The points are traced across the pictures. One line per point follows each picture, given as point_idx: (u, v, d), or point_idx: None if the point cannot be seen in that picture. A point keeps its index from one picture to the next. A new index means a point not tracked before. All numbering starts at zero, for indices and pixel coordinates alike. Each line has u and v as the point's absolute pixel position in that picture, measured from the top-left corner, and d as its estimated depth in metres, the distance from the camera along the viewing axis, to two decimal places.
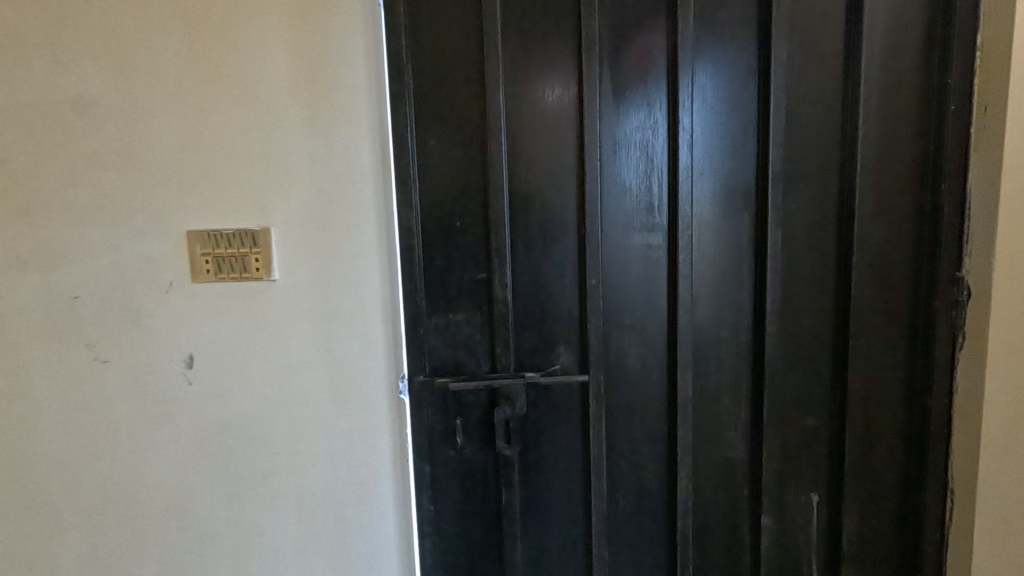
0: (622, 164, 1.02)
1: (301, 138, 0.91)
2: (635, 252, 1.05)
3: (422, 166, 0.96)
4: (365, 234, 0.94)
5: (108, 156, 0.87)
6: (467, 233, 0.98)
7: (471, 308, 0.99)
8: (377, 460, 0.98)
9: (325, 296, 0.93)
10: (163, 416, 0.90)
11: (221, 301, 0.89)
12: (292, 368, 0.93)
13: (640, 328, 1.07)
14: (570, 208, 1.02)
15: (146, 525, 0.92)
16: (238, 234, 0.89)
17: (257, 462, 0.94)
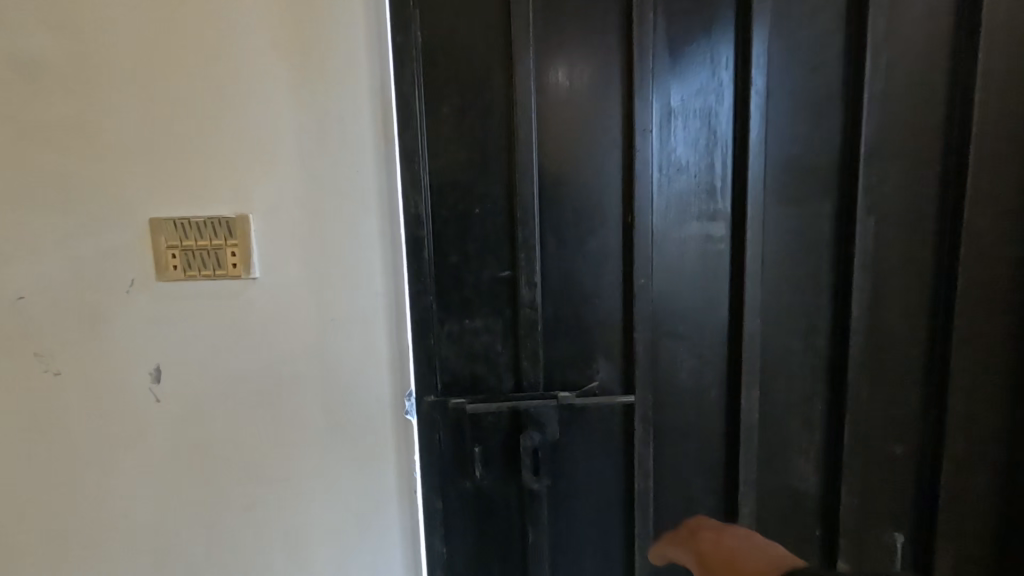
0: (679, 139, 0.84)
1: (285, 102, 0.74)
2: (692, 245, 0.87)
3: (435, 141, 0.78)
4: (366, 222, 0.77)
5: (49, 124, 0.71)
6: (489, 224, 0.81)
7: (491, 314, 0.82)
8: (378, 495, 0.81)
9: (316, 297, 0.77)
10: (126, 440, 0.75)
11: (193, 302, 0.74)
12: (279, 382, 0.78)
13: (696, 337, 0.88)
14: (615, 191, 0.84)
15: (111, 563, 0.78)
16: (210, 222, 0.74)
17: (240, 491, 0.79)
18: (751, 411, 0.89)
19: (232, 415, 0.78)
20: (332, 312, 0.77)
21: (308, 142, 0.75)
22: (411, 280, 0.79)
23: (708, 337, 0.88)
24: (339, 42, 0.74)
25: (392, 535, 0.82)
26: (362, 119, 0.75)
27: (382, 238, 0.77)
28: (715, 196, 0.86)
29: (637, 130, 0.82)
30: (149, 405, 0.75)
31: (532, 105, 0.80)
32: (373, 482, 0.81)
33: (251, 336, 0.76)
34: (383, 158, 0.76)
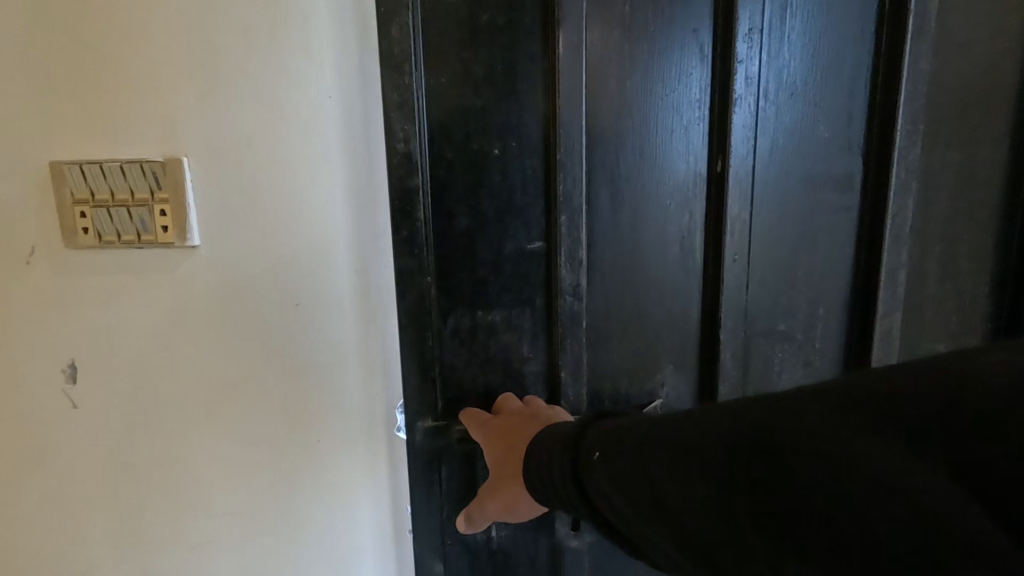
0: (793, 57, 0.60)
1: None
2: (803, 205, 0.64)
3: (438, 55, 0.54)
4: (342, 172, 0.55)
5: None
6: (515, 179, 0.58)
7: (516, 303, 0.60)
8: (363, 536, 0.62)
9: (274, 275, 0.56)
10: (41, 461, 0.58)
11: (114, 278, 0.55)
12: (227, 389, 0.58)
13: (800, 335, 0.68)
14: (696, 132, 0.60)
15: None
16: (128, 168, 0.52)
17: (176, 528, 0.60)
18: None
19: (168, 433, 0.58)
20: (297, 297, 0.56)
21: (258, 54, 0.52)
22: (402, 254, 0.55)
23: (817, 333, 0.68)
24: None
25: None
26: (336, 23, 0.52)
27: (365, 193, 0.55)
28: (844, 135, 0.63)
29: (740, 36, 0.57)
30: (66, 415, 0.57)
31: (582, 2, 0.54)
32: (358, 521, 0.61)
33: (190, 328, 0.56)
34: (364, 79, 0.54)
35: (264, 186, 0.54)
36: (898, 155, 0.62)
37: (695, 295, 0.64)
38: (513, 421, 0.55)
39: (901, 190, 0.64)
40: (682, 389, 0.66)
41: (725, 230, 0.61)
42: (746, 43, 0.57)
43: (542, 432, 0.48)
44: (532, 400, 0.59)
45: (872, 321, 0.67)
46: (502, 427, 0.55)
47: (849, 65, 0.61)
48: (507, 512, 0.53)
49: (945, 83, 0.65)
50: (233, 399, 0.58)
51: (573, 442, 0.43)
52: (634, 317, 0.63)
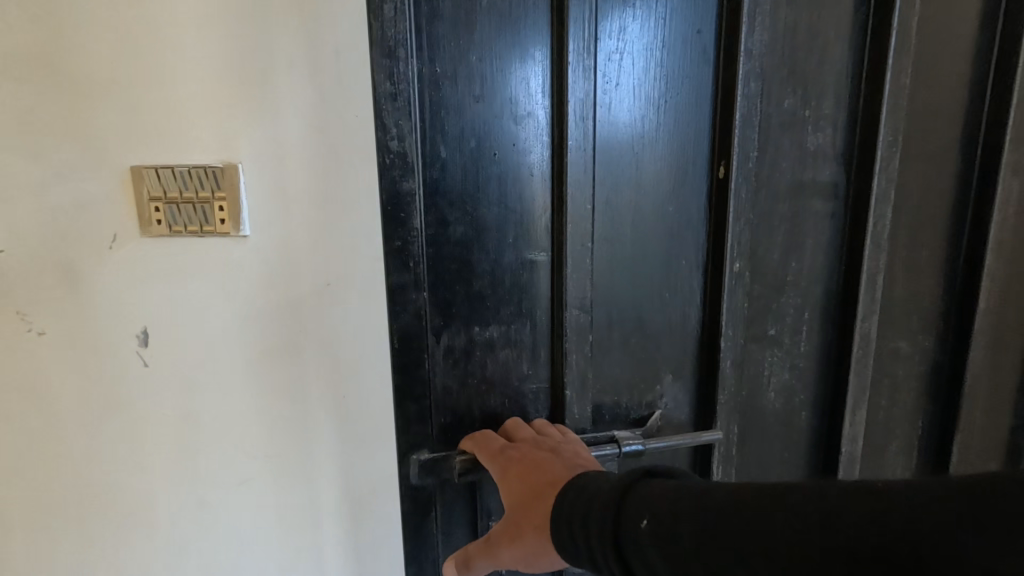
0: (778, 83, 0.70)
1: (279, 36, 0.62)
2: (789, 213, 0.74)
3: (450, 68, 0.60)
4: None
5: (21, 59, 0.61)
6: (511, 186, 0.65)
7: (515, 307, 0.69)
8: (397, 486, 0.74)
9: (323, 260, 0.68)
10: (119, 412, 0.70)
11: (180, 261, 0.67)
12: (286, 356, 0.70)
13: (787, 339, 0.78)
14: (693, 145, 0.69)
15: (102, 537, 0.73)
16: (195, 171, 0.64)
17: (227, 468, 0.72)
18: (855, 428, 0.81)
19: (229, 391, 0.70)
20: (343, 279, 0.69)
21: (319, 79, 0.64)
22: (397, 269, 0.62)
23: (802, 336, 0.79)
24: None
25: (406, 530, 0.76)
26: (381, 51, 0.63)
27: (391, 195, 0.60)
28: (829, 143, 0.73)
29: (742, 58, 0.66)
30: (142, 373, 0.69)
31: (590, 24, 0.62)
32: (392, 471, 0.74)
33: (260, 309, 0.68)
34: (391, 82, 0.58)
35: (330, 188, 0.67)
36: (877, 168, 0.72)
37: (692, 298, 0.74)
38: (535, 458, 0.57)
39: (880, 200, 0.73)
40: (681, 398, 0.77)
41: (726, 248, 0.71)
42: (746, 66, 0.66)
43: (579, 481, 0.47)
44: (546, 430, 0.66)
45: (853, 324, 0.77)
46: (521, 462, 0.57)
47: (829, 85, 0.72)
48: (522, 562, 0.52)
49: (921, 108, 0.73)
50: (286, 363, 0.70)
51: (615, 504, 0.41)
52: (635, 320, 0.73)
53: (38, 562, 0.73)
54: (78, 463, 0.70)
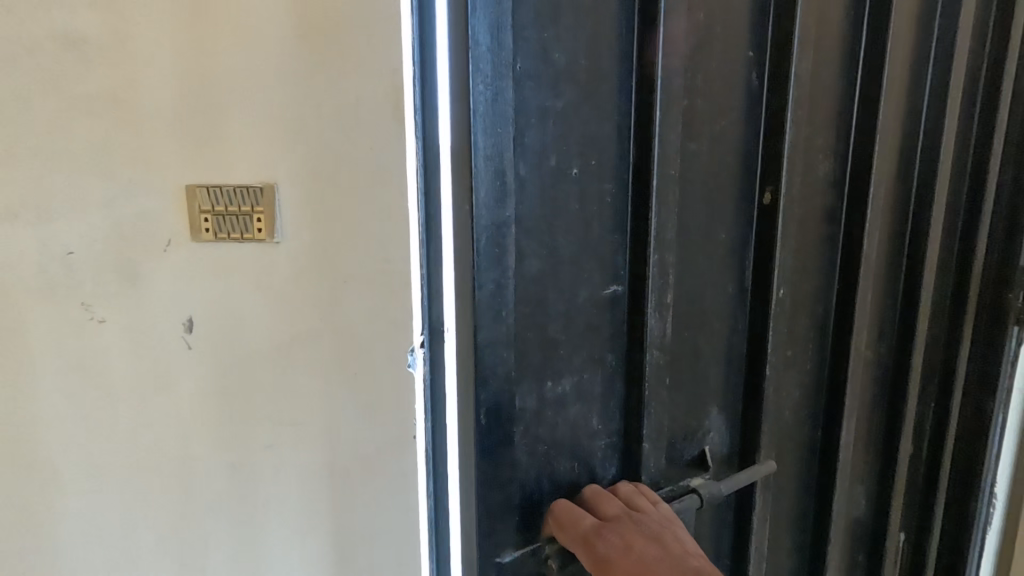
0: (804, 111, 0.62)
1: (307, 85, 0.77)
2: (809, 226, 0.67)
3: (535, 63, 0.45)
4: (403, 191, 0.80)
5: (99, 103, 0.77)
6: (592, 208, 0.51)
7: (595, 369, 0.55)
8: (402, 452, 0.89)
9: (341, 260, 0.82)
10: (168, 386, 0.86)
11: (224, 262, 0.82)
12: (311, 340, 0.85)
13: (799, 358, 0.71)
14: (724, 165, 0.59)
15: (150, 486, 0.89)
16: (238, 190, 0.79)
17: (255, 432, 0.87)
18: (846, 449, 0.77)
19: (262, 369, 0.85)
20: (358, 276, 0.83)
21: (342, 114, 0.78)
22: (491, 363, 0.47)
23: (809, 353, 0.72)
24: (366, 17, 0.75)
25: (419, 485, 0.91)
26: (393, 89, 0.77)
27: (482, 222, 0.44)
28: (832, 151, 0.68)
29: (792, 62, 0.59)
30: (184, 353, 0.85)
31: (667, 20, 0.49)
32: (396, 441, 0.89)
33: (292, 302, 0.83)
34: (490, 73, 0.42)
35: (352, 202, 0.81)
36: (871, 192, 0.69)
37: (728, 330, 0.64)
38: (642, 556, 0.47)
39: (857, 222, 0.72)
40: (725, 429, 0.67)
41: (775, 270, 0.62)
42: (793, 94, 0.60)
43: None
44: (634, 501, 0.53)
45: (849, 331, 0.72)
46: (629, 558, 0.47)
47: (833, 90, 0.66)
48: None
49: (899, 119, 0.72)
50: (311, 348, 0.85)
51: None
52: (693, 353, 0.61)
53: (91, 511, 0.89)
54: (132, 425, 0.87)
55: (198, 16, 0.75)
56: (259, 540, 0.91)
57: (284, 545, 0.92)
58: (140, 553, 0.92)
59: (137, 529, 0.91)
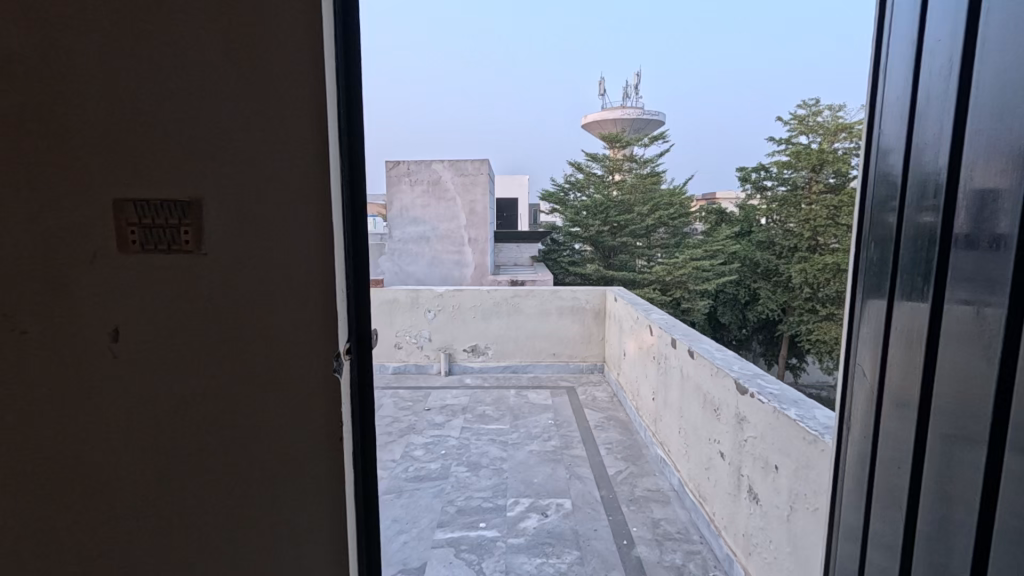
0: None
1: (231, 107, 0.81)
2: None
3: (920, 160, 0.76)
4: (333, 212, 0.84)
5: (26, 123, 0.81)
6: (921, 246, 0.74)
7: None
8: (328, 463, 0.90)
9: (263, 273, 0.84)
10: (94, 395, 0.88)
11: (150, 274, 0.85)
12: (239, 352, 0.87)
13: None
14: None
15: (71, 495, 0.91)
16: (164, 204, 0.83)
17: (183, 438, 0.89)
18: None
19: (193, 379, 0.88)
20: (285, 289, 0.85)
21: (267, 132, 0.81)
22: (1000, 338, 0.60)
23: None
24: (288, 43, 0.79)
25: (349, 495, 0.93)
26: (317, 109, 0.81)
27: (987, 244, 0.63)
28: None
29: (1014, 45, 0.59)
30: (109, 362, 0.87)
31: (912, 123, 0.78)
32: (322, 451, 0.90)
33: (218, 314, 0.86)
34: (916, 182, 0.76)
35: (270, 215, 0.83)
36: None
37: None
38: None
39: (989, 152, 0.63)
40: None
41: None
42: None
43: None
44: None
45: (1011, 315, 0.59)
46: None
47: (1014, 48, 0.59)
48: None
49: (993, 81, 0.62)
50: (239, 358, 0.87)
51: None
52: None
53: (21, 517, 0.91)
54: (57, 433, 0.89)
55: (126, 39, 0.79)
56: (184, 547, 0.93)
57: (210, 552, 0.93)
58: (67, 563, 0.93)
59: (59, 537, 0.92)
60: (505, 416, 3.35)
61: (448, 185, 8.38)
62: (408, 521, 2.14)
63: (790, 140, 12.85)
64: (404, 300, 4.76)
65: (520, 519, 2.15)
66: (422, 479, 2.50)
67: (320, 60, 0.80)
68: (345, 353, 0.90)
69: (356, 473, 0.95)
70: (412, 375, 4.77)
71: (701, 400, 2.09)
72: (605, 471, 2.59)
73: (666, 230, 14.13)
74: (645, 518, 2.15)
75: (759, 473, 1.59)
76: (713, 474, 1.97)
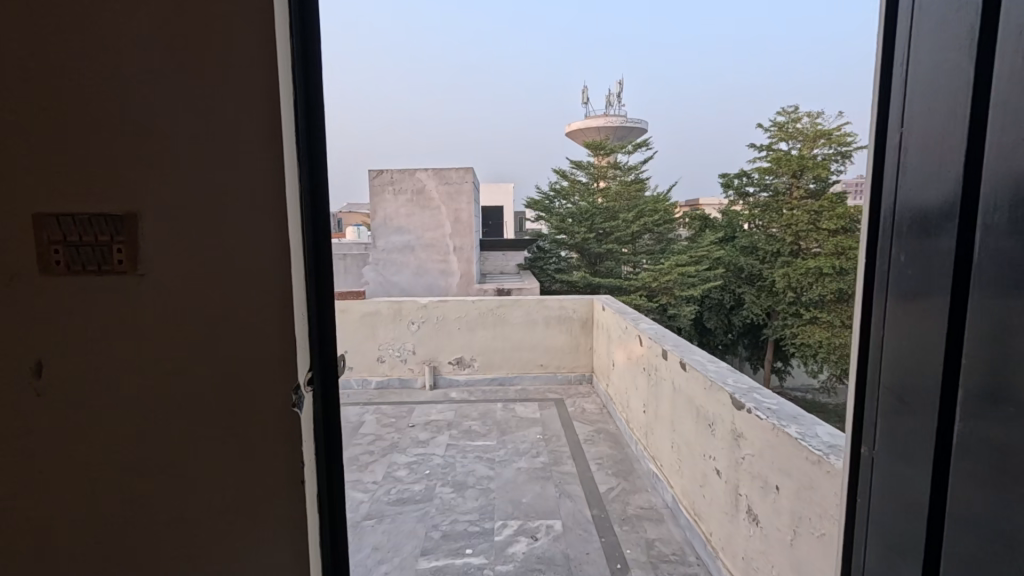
0: None
1: (169, 109, 0.71)
2: None
3: (920, 160, 0.67)
4: (291, 228, 0.75)
5: None
6: (929, 253, 0.66)
7: None
8: (287, 511, 0.79)
9: (210, 296, 0.74)
10: (15, 438, 0.77)
11: (78, 300, 0.74)
12: (179, 385, 0.76)
13: None
14: None
15: None
16: (94, 219, 0.73)
17: (120, 485, 0.78)
18: None
19: (130, 417, 0.77)
20: (236, 314, 0.75)
21: (212, 138, 0.71)
22: None
23: None
24: (230, 36, 0.69)
25: (312, 545, 0.82)
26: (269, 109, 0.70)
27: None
28: None
29: None
30: (33, 401, 0.76)
31: (908, 121, 0.69)
32: (279, 497, 0.79)
33: (159, 342, 0.75)
34: (917, 185, 0.68)
35: (216, 231, 0.73)
36: None
37: None
38: None
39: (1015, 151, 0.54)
40: None
41: None
42: None
43: None
44: None
45: None
46: None
47: None
48: None
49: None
50: (184, 392, 0.77)
51: None
52: None
53: None
54: None
55: (47, 33, 0.69)
56: None
57: None
58: None
59: None
60: (491, 431, 3.24)
61: (432, 194, 8.28)
62: (390, 549, 2.01)
63: (771, 146, 13.01)
64: (388, 312, 4.63)
65: (507, 543, 2.05)
66: (405, 502, 2.38)
67: (271, 53, 0.70)
68: (305, 385, 0.80)
69: (322, 515, 0.84)
70: (396, 389, 4.65)
71: (694, 414, 2.01)
72: (596, 488, 2.49)
73: (651, 237, 14.16)
74: (638, 539, 2.06)
75: (758, 493, 1.51)
76: (708, 492, 1.89)
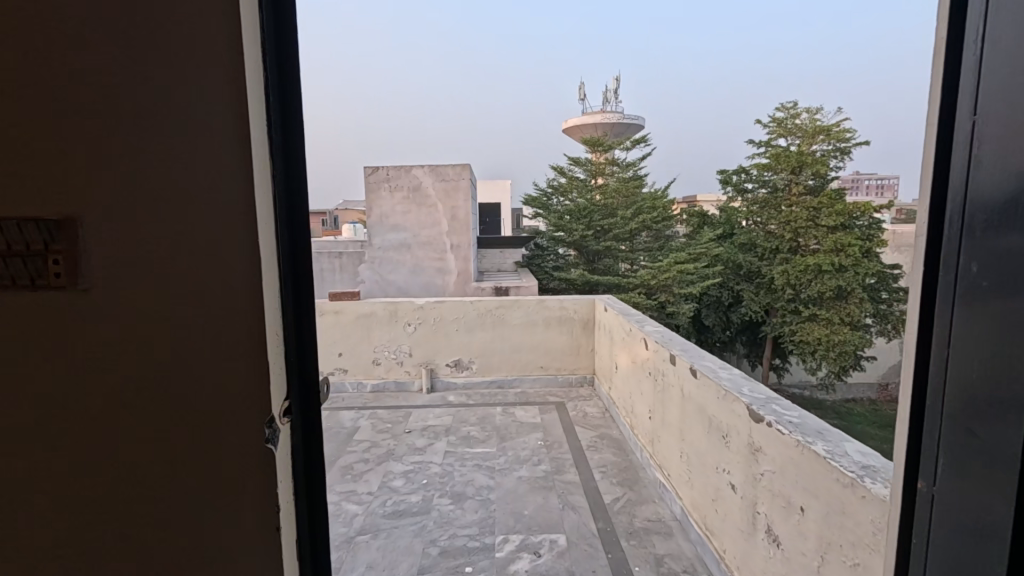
0: None
1: (110, 95, 0.59)
2: None
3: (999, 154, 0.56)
4: (263, 236, 0.63)
5: None
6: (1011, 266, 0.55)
7: None
8: (260, 566, 0.68)
9: (163, 315, 0.63)
10: None
11: (10, 321, 0.63)
12: (130, 420, 0.65)
13: None
14: None
15: None
16: (24, 224, 0.62)
17: (63, 535, 0.67)
18: None
19: (73, 457, 0.66)
20: (196, 336, 0.63)
21: (162, 127, 0.59)
22: None
23: None
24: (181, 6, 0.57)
25: None
26: (234, 95, 0.59)
27: None
28: None
29: None
30: None
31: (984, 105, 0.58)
32: (251, 548, 0.68)
33: (104, 370, 0.64)
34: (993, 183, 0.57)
35: (169, 240, 0.61)
36: None
37: None
38: None
39: None
40: None
41: None
42: None
43: None
44: None
45: None
46: None
47: None
48: None
49: None
50: (135, 429, 0.65)
51: None
52: None
53: None
54: None
55: None
56: None
57: None
58: None
59: None
60: (491, 438, 3.13)
61: (429, 191, 8.14)
62: (386, 568, 1.90)
63: (770, 142, 12.91)
64: (383, 313, 4.52)
65: (509, 560, 1.94)
66: (401, 515, 2.27)
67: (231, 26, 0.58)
68: (281, 417, 0.69)
69: (302, 563, 0.73)
70: (393, 393, 4.53)
71: (705, 424, 1.90)
72: (601, 499, 2.39)
73: (650, 234, 14.06)
74: (647, 556, 1.96)
75: (780, 514, 1.40)
76: (722, 507, 1.79)
